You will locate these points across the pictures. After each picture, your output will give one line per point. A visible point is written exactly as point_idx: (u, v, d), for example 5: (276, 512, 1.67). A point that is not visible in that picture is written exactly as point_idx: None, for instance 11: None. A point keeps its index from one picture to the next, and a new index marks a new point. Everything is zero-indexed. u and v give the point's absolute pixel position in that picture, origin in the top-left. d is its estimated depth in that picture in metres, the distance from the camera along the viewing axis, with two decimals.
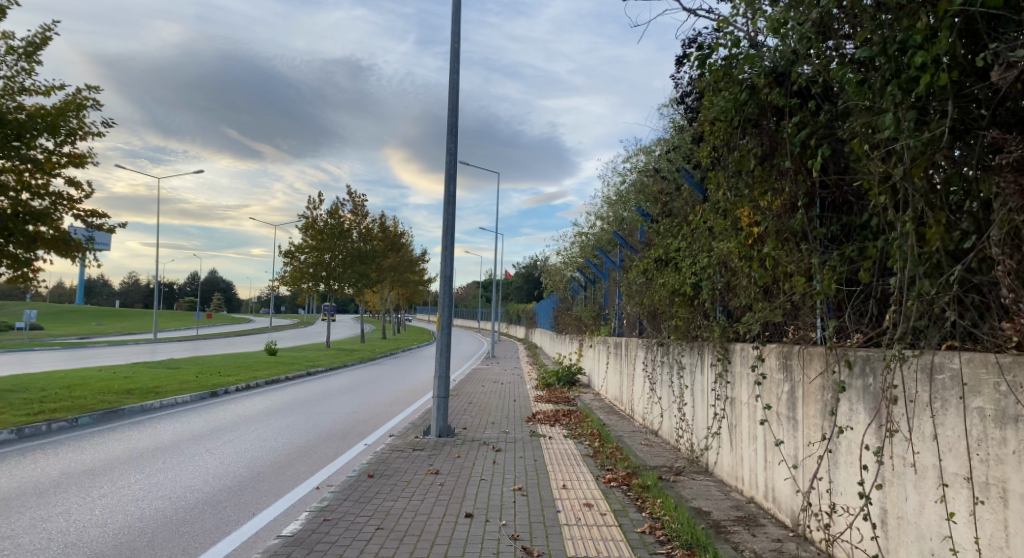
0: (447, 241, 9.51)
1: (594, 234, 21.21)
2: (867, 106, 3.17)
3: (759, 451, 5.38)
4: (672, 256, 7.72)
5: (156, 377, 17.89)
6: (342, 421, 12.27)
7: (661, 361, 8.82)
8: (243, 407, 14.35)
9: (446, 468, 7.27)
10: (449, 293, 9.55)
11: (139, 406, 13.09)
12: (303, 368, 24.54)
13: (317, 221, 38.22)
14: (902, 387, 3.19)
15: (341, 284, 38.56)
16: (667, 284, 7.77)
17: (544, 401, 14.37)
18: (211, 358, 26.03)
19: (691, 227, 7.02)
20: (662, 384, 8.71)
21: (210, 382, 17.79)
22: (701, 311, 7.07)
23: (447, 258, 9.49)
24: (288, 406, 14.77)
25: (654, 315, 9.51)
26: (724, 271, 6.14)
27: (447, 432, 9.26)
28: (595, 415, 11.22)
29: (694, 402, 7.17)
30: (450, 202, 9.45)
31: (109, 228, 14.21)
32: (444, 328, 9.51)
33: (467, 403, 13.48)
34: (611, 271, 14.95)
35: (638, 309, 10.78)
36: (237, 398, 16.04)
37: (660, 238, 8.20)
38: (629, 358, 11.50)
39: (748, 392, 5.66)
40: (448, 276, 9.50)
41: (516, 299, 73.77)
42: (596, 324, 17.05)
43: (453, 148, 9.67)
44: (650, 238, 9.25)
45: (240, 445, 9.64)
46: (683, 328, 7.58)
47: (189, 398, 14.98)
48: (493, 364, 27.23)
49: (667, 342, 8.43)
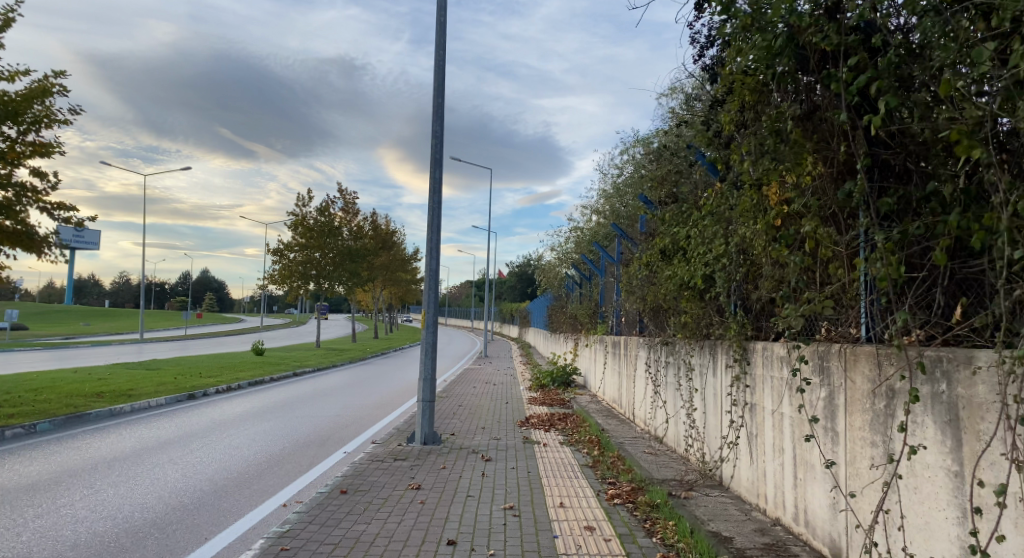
0: (433, 232, 8.74)
1: (590, 230, 20.48)
2: (964, 32, 2.49)
3: (787, 467, 4.68)
4: (681, 245, 6.99)
5: (131, 378, 17.02)
6: (324, 426, 11.48)
7: (666, 362, 8.13)
8: (221, 411, 13.53)
9: (428, 483, 6.53)
10: (435, 289, 8.79)
11: (107, 410, 12.23)
12: (290, 368, 23.69)
13: (307, 218, 37.41)
14: (1005, 396, 2.51)
15: (331, 283, 37.68)
16: (674, 277, 7.05)
17: (538, 404, 13.64)
18: (194, 359, 25.13)
19: (703, 213, 6.33)
20: (668, 387, 8.01)
21: (188, 384, 16.94)
22: (714, 307, 6.37)
23: (433, 250, 8.73)
24: (268, 409, 13.95)
25: (658, 312, 8.78)
26: (744, 260, 5.43)
27: (433, 439, 8.52)
28: (593, 418, 10.50)
29: (705, 407, 6.49)
30: (436, 189, 8.69)
31: (77, 222, 13.35)
32: (429, 327, 8.74)
33: (457, 406, 12.74)
34: (609, 266, 14.23)
35: (640, 305, 10.07)
36: (215, 401, 15.19)
37: (666, 226, 7.47)
38: (629, 359, 10.78)
39: (773, 398, 4.98)
40: (434, 270, 8.73)
41: (510, 298, 72.98)
42: (592, 322, 16.34)
43: (440, 131, 8.93)
44: (654, 228, 8.55)
45: (208, 454, 8.84)
46: (692, 325, 6.89)
47: (163, 400, 14.12)
48: (485, 364, 26.47)
49: (674, 341, 7.71)
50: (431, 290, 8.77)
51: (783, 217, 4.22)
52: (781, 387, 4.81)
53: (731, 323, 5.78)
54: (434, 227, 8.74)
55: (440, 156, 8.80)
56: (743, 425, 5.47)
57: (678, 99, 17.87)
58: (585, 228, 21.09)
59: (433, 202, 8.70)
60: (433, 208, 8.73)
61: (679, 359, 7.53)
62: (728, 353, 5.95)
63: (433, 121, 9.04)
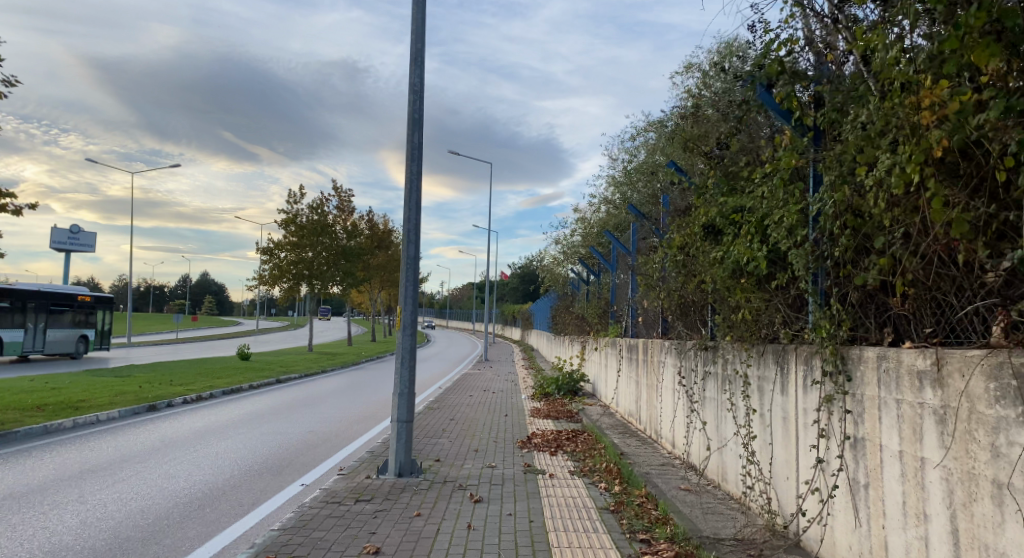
0: (412, 210, 7.02)
1: (598, 223, 18.73)
2: None
3: (938, 547, 2.98)
4: (734, 217, 5.27)
5: (89, 387, 15.20)
6: (290, 446, 9.72)
7: (705, 373, 6.44)
8: (178, 425, 11.77)
9: (390, 543, 4.76)
10: (415, 282, 7.05)
11: (39, 425, 10.30)
12: (274, 374, 21.91)
13: (299, 216, 35.70)
14: None
15: (324, 284, 36.02)
16: (724, 258, 5.37)
17: (542, 416, 11.93)
18: (172, 364, 23.32)
19: (772, 169, 4.66)
20: (709, 406, 6.29)
21: (153, 392, 15.16)
22: (786, 298, 4.72)
23: (412, 233, 7.00)
24: (234, 423, 12.18)
25: (698, 308, 7.03)
26: (847, 227, 3.76)
27: (410, 469, 6.84)
28: (608, 437, 8.82)
29: (775, 439, 4.79)
30: (414, 159, 6.99)
31: (15, 210, 11.63)
32: (406, 328, 6.97)
33: (449, 420, 11.06)
34: (622, 259, 12.46)
35: (666, 302, 8.28)
36: (179, 412, 13.42)
37: (710, 197, 5.77)
38: (651, 368, 9.02)
39: (903, 433, 3.29)
40: (413, 258, 6.99)
41: (512, 300, 71.24)
42: (601, 323, 14.64)
43: (418, 85, 7.18)
44: (688, 201, 6.79)
45: (136, 485, 7.07)
46: (751, 325, 5.20)
47: (117, 413, 12.35)
48: (485, 369, 24.76)
49: (720, 348, 6.01)
50: (407, 284, 7.02)
51: (965, 136, 2.62)
52: (925, 419, 3.11)
53: (819, 318, 4.10)
54: (413, 205, 7.03)
55: (420, 115, 7.09)
56: (843, 470, 3.79)
57: (697, 75, 16.03)
58: (593, 222, 19.27)
59: (410, 174, 7.00)
60: (412, 180, 7.02)
61: (727, 372, 5.80)
62: (816, 365, 4.24)
63: (410, 72, 7.30)
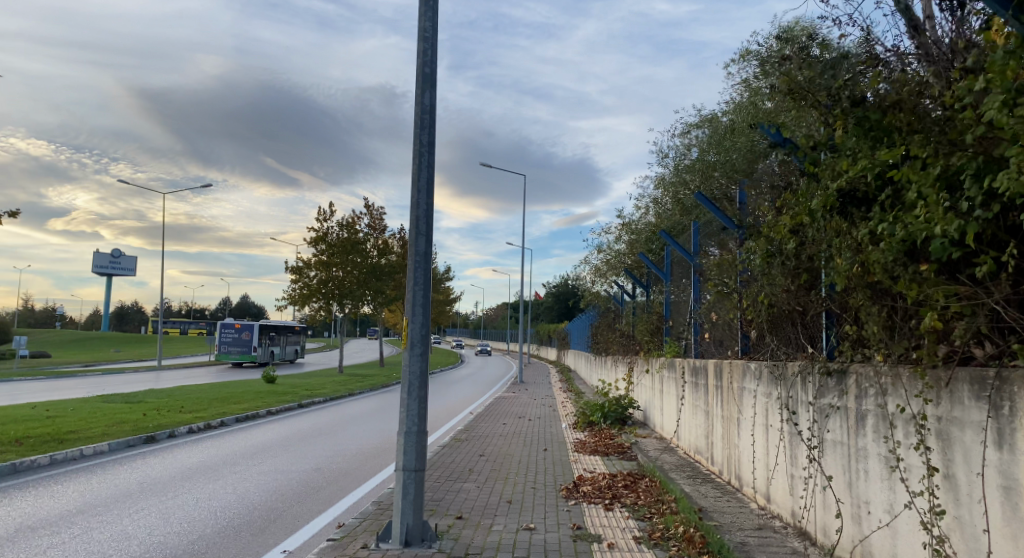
0: (422, 192, 5.42)
1: (646, 229, 16.90)
2: None
3: None
4: (887, 177, 3.53)
5: (89, 416, 13.91)
6: (286, 490, 8.10)
7: (825, 407, 4.62)
8: (169, 461, 10.29)
9: None
10: (426, 284, 5.38)
11: (7, 464, 8.89)
12: (295, 398, 20.56)
13: (329, 234, 34.68)
14: None
15: (354, 302, 34.82)
16: (870, 240, 3.64)
17: (590, 451, 10.08)
18: (191, 388, 22.10)
19: (974, 84, 2.90)
20: (831, 455, 4.48)
21: (156, 421, 13.79)
22: (1002, 294, 2.91)
23: (421, 223, 5.39)
24: (233, 458, 10.65)
25: (808, 320, 5.27)
26: None
27: (419, 536, 5.14)
28: (676, 484, 6.99)
29: (991, 524, 2.89)
30: (423, 127, 5.42)
31: None
32: (415, 347, 5.31)
33: (479, 457, 9.36)
34: (683, 265, 10.62)
35: (751, 313, 6.50)
36: (178, 445, 11.98)
37: (841, 157, 4.03)
38: (729, 398, 7.18)
39: None
40: (423, 253, 5.38)
41: (549, 319, 69.58)
42: (654, 341, 12.75)
43: (429, 28, 5.59)
44: (794, 176, 5.04)
45: (70, 554, 5.45)
46: (931, 339, 3.36)
47: (106, 446, 10.95)
48: (521, 391, 23.02)
49: (854, 374, 4.22)
50: (415, 289, 5.35)
51: None
52: None
53: None
54: (423, 185, 5.44)
55: (431, 70, 5.52)
56: None
57: (756, 61, 14.23)
58: (639, 229, 17.42)
59: (420, 145, 5.43)
60: (421, 153, 5.44)
61: (873, 409, 3.96)
62: None
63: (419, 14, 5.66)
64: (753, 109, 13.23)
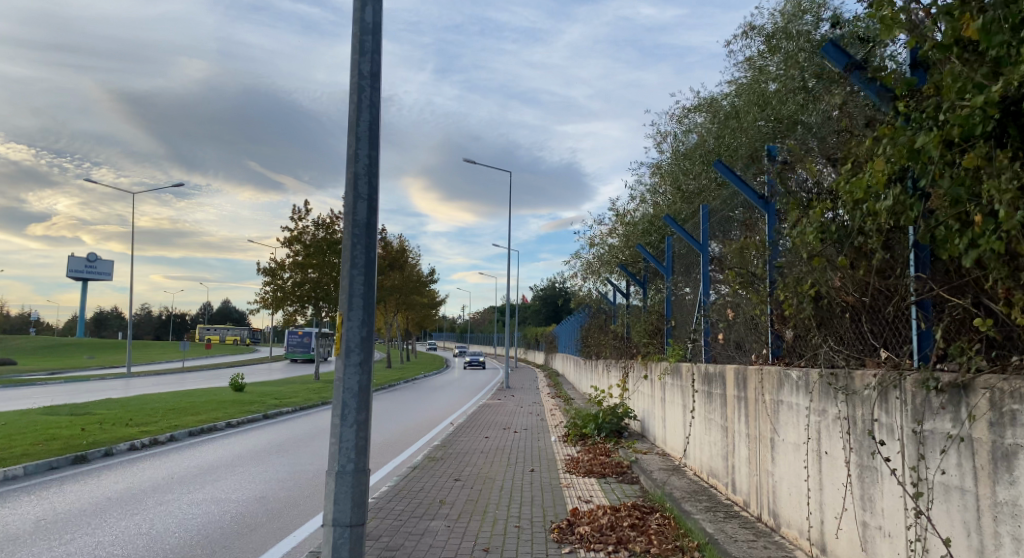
0: (361, 140, 4.00)
1: (641, 223, 15.60)
2: None
3: None
4: None
5: (17, 432, 12.28)
6: (213, 529, 6.59)
7: (926, 432, 3.25)
8: (89, 486, 8.74)
9: None
10: (369, 266, 3.94)
11: None
12: (261, 408, 18.96)
13: (306, 234, 33.12)
14: None
15: (331, 306, 33.32)
16: None
17: (583, 471, 8.65)
18: (149, 398, 20.43)
19: None
20: (943, 508, 3.11)
21: (92, 438, 12.18)
22: None
23: (361, 181, 3.97)
24: (168, 482, 9.11)
25: (883, 314, 3.92)
26: None
27: None
28: (694, 520, 5.61)
29: None
30: (363, 52, 4.04)
31: None
32: (352, 354, 3.85)
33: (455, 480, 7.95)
34: (688, 256, 9.28)
35: (789, 306, 5.14)
36: (110, 465, 10.41)
37: (976, 61, 2.73)
38: (758, 413, 5.81)
39: None
40: (363, 224, 3.95)
41: (536, 322, 68.65)
42: (651, 344, 11.38)
43: None
44: (874, 113, 3.77)
45: None
46: None
47: (20, 469, 9.37)
48: (507, 398, 21.67)
49: (986, 392, 2.83)
50: (353, 274, 3.90)
51: None
52: None
53: None
54: (364, 132, 4.03)
55: None
56: None
57: (762, 35, 12.92)
58: (633, 222, 16.16)
59: (359, 75, 4.05)
60: (362, 88, 4.04)
61: None
62: None
63: None
64: (756, 89, 12.03)
